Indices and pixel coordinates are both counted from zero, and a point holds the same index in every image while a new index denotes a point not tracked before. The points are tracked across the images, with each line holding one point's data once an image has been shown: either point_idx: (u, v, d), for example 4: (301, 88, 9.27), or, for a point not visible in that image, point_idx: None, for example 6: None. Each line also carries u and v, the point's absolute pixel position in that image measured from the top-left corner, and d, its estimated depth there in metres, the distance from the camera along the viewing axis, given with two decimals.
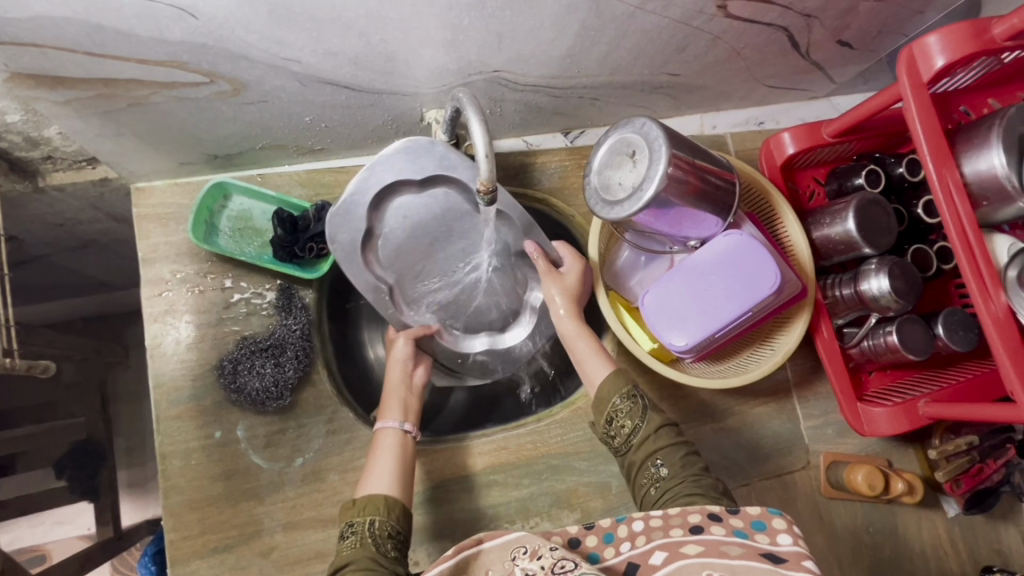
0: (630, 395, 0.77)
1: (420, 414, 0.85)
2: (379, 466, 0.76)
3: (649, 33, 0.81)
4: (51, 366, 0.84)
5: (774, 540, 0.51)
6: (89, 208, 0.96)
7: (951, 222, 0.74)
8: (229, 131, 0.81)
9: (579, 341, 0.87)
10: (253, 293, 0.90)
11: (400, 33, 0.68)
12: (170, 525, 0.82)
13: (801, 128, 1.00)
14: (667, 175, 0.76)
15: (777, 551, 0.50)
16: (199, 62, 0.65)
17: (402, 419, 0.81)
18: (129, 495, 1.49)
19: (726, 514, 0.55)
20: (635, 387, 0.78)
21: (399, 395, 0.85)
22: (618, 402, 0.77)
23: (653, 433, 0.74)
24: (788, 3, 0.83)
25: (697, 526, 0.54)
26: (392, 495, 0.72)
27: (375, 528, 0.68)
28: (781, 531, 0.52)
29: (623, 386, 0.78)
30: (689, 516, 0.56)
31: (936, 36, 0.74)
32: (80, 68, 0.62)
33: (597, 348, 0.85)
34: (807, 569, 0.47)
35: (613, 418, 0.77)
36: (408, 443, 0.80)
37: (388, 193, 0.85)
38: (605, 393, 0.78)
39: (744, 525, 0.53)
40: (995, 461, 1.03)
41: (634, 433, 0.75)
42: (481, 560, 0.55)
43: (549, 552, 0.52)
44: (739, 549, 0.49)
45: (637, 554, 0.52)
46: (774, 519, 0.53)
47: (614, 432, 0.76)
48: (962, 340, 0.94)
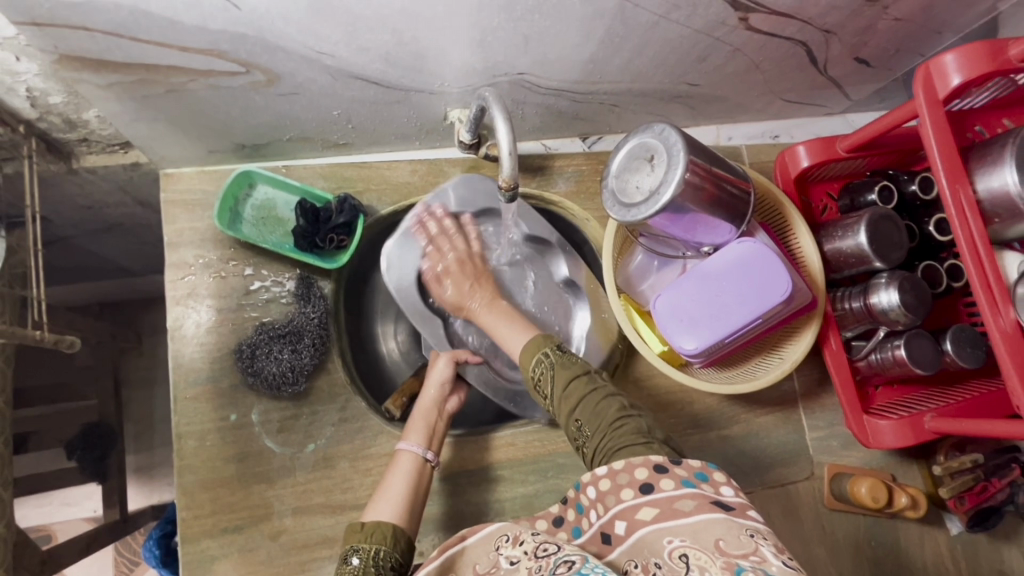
0: (545, 358, 0.76)
1: (444, 443, 0.85)
2: (391, 487, 0.76)
3: (671, 42, 0.83)
4: (76, 342, 0.86)
5: (717, 490, 0.56)
6: (117, 192, 0.99)
7: (963, 237, 0.75)
8: (259, 121, 0.84)
9: (495, 326, 0.86)
10: (272, 281, 0.92)
11: (430, 32, 0.70)
12: (183, 504, 0.84)
13: (816, 142, 1.02)
14: (684, 180, 0.77)
15: (725, 501, 0.54)
16: (238, 52, 0.67)
17: (426, 447, 0.81)
18: (135, 480, 1.51)
19: (671, 465, 0.59)
20: (549, 347, 0.77)
21: (427, 420, 0.85)
22: (533, 369, 0.77)
23: (569, 392, 0.73)
24: (808, 18, 0.84)
25: (646, 483, 0.58)
26: (399, 525, 0.72)
27: (378, 556, 0.68)
28: (722, 484, 0.57)
29: (534, 353, 0.77)
30: (636, 471, 0.59)
31: (952, 55, 0.76)
32: (123, 52, 0.64)
33: (511, 321, 0.85)
34: (753, 517, 0.52)
35: (536, 385, 0.76)
36: (427, 471, 0.80)
37: (445, 229, 0.98)
38: (524, 366, 0.78)
39: (689, 476, 0.58)
40: (999, 480, 1.02)
41: (555, 396, 0.74)
42: (466, 555, 0.61)
43: (530, 536, 0.58)
44: (692, 503, 0.54)
45: (604, 524, 0.59)
46: (713, 472, 0.58)
47: (542, 398, 0.76)
48: (970, 358, 0.94)
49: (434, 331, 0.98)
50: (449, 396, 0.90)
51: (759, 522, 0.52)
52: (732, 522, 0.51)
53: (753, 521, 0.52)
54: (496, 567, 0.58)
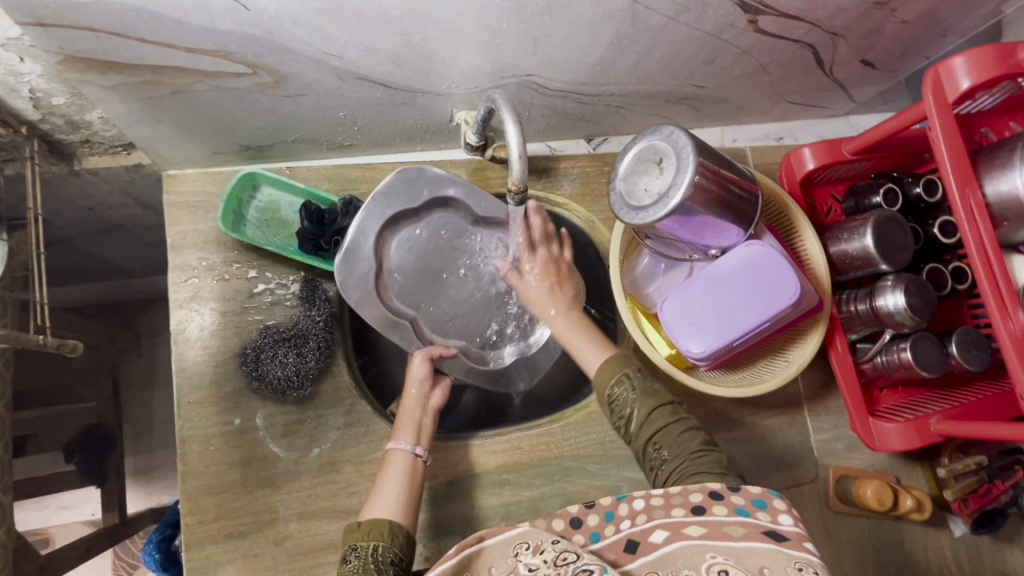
0: (624, 380, 0.77)
1: (433, 438, 0.85)
2: (387, 485, 0.77)
3: (679, 44, 0.83)
4: (79, 346, 0.85)
5: (776, 519, 0.56)
6: (118, 193, 0.98)
7: (972, 241, 0.75)
8: (265, 123, 0.83)
9: (575, 342, 0.86)
10: (277, 284, 0.91)
11: (440, 33, 0.69)
12: (187, 510, 0.83)
13: (821, 144, 1.02)
14: (692, 183, 0.77)
15: (780, 530, 0.55)
16: (245, 53, 0.66)
17: (414, 443, 0.81)
18: (134, 483, 1.50)
19: (728, 491, 0.60)
20: (630, 368, 0.79)
21: (413, 417, 0.85)
22: (612, 388, 0.78)
23: (649, 417, 0.74)
24: (816, 21, 0.84)
25: (699, 505, 0.59)
26: (397, 521, 0.72)
27: (377, 552, 0.68)
28: (782, 511, 0.57)
29: (614, 372, 0.79)
30: (690, 495, 0.60)
31: (961, 58, 0.76)
32: (129, 53, 0.63)
33: (597, 343, 0.85)
34: (808, 549, 0.52)
35: (612, 405, 0.78)
36: (418, 468, 0.80)
37: (391, 227, 0.90)
38: (602, 383, 0.79)
39: (745, 502, 0.58)
40: (1003, 482, 1.02)
41: (632, 419, 0.75)
42: (483, 557, 0.60)
43: (550, 546, 0.58)
44: (741, 531, 0.55)
45: (638, 532, 0.59)
46: (774, 500, 0.58)
47: (617, 419, 0.77)
48: (975, 360, 0.94)
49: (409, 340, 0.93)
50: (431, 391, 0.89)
51: (813, 555, 0.51)
52: (781, 554, 0.51)
53: (807, 553, 0.51)
54: (514, 573, 0.57)
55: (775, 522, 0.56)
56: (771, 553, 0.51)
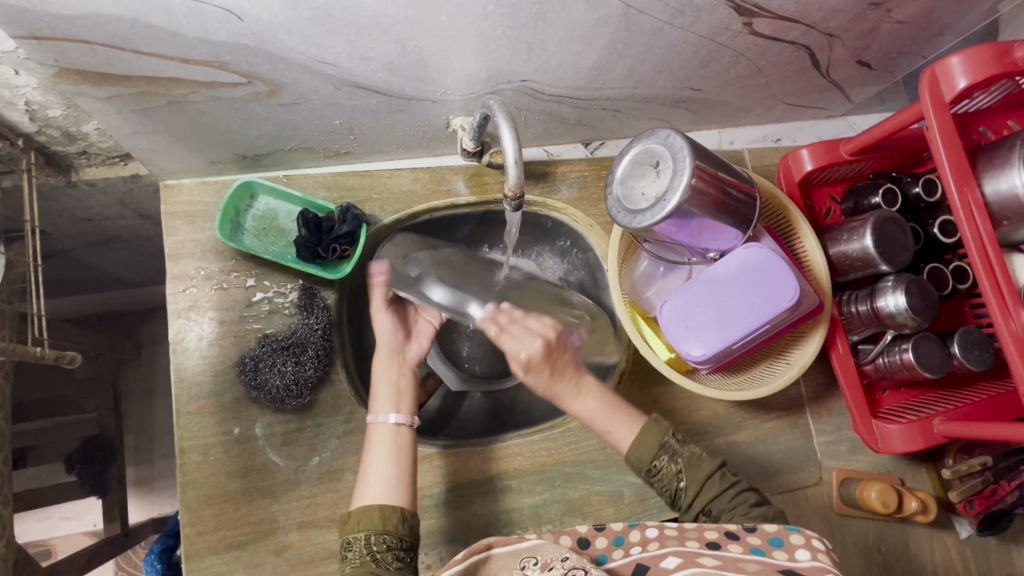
0: (665, 454, 0.78)
1: (413, 399, 0.84)
2: (373, 475, 0.75)
3: (674, 48, 0.83)
4: (77, 357, 0.85)
5: (793, 556, 0.57)
6: (116, 204, 0.98)
7: (971, 240, 0.75)
8: (261, 132, 0.83)
9: (595, 416, 0.82)
10: (275, 292, 0.91)
11: (434, 41, 0.69)
12: (186, 520, 0.82)
13: (819, 145, 1.02)
14: (690, 186, 0.77)
15: (795, 566, 0.55)
16: (240, 63, 0.66)
17: (393, 411, 0.81)
18: (136, 493, 1.50)
19: (744, 532, 0.61)
20: (667, 436, 0.79)
21: (392, 381, 0.84)
22: (655, 464, 0.77)
23: (699, 488, 0.76)
24: (811, 22, 0.84)
25: (715, 541, 0.60)
26: (390, 504, 0.72)
27: (371, 542, 0.68)
28: (799, 546, 0.58)
29: (654, 445, 0.78)
30: (706, 531, 0.61)
31: (958, 57, 0.75)
32: (124, 65, 0.63)
33: (621, 414, 0.82)
34: None
35: (656, 479, 0.78)
36: (405, 435, 0.80)
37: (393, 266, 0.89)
38: (642, 457, 0.78)
39: (762, 542, 0.59)
40: (1009, 483, 1.01)
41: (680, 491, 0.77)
42: (491, 564, 0.60)
43: (560, 563, 0.57)
44: (756, 566, 0.55)
45: (648, 557, 0.58)
46: (790, 536, 0.59)
47: (661, 490, 0.78)
48: (978, 360, 0.94)
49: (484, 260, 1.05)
50: (404, 347, 0.88)
51: None
52: None
53: None
54: None
55: (793, 558, 0.57)
56: None
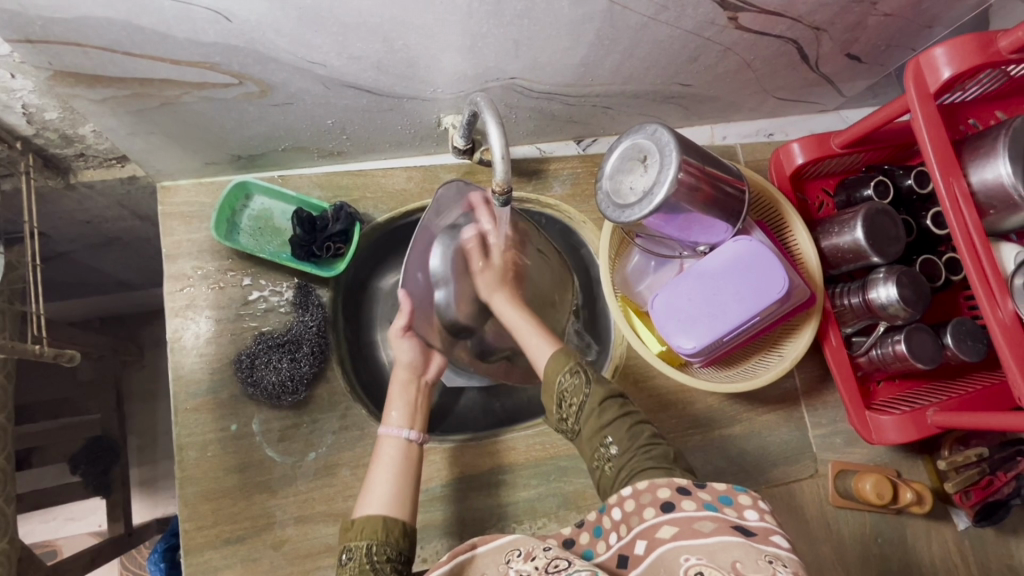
0: (574, 372, 0.78)
1: (427, 415, 0.84)
2: (375, 482, 0.74)
3: (661, 44, 0.84)
4: (77, 356, 0.86)
5: (742, 515, 0.56)
6: (115, 206, 1.00)
7: (958, 230, 0.75)
8: (254, 132, 0.84)
9: (525, 332, 0.87)
10: (270, 291, 0.92)
11: (421, 39, 0.70)
12: (185, 516, 0.84)
13: (810, 139, 1.02)
14: (677, 180, 0.78)
15: (746, 525, 0.55)
16: (230, 64, 0.68)
17: (407, 427, 0.80)
18: (140, 493, 1.51)
19: (695, 488, 0.60)
20: (579, 363, 0.79)
21: (407, 398, 0.84)
22: (562, 382, 0.77)
23: (599, 407, 0.75)
24: (798, 16, 0.85)
25: (668, 502, 0.59)
26: (391, 515, 0.70)
27: (372, 552, 0.67)
28: (747, 507, 0.57)
29: (564, 364, 0.78)
30: (658, 491, 0.61)
31: (942, 48, 0.76)
32: (117, 67, 0.65)
33: (544, 334, 0.86)
34: (775, 543, 0.52)
35: (561, 398, 0.77)
36: (413, 452, 0.79)
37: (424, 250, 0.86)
38: (550, 372, 0.78)
39: (712, 498, 0.58)
40: (1006, 474, 1.00)
41: (582, 409, 0.76)
42: (477, 563, 0.61)
43: (542, 552, 0.59)
44: (711, 525, 0.55)
45: (624, 546, 0.59)
46: (739, 496, 0.58)
47: (563, 412, 0.77)
48: (971, 351, 0.94)
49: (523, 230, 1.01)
50: (425, 365, 0.88)
51: (779, 548, 0.51)
52: (751, 547, 0.51)
53: (773, 547, 0.52)
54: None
55: (741, 517, 0.56)
56: (742, 544, 0.51)
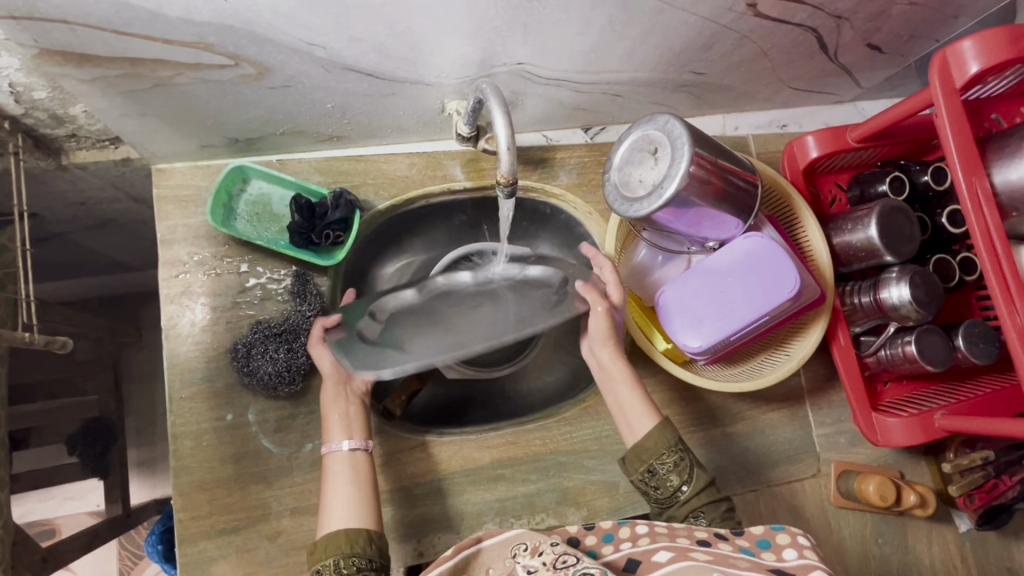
0: (677, 452, 0.77)
1: (364, 422, 0.82)
2: (332, 497, 0.74)
3: (676, 30, 0.80)
4: (69, 342, 0.84)
5: (780, 555, 0.57)
6: (110, 187, 0.97)
7: (979, 232, 0.72)
8: (251, 115, 0.81)
9: (620, 387, 0.83)
10: (268, 278, 0.90)
11: (425, 21, 0.67)
12: (179, 505, 0.82)
13: (825, 132, 0.99)
14: (688, 174, 0.75)
15: (783, 566, 0.55)
16: (225, 45, 0.65)
17: (347, 439, 0.79)
18: (138, 473, 1.51)
19: (732, 535, 0.61)
20: (682, 443, 0.78)
21: (339, 411, 0.81)
22: (663, 463, 0.76)
23: (700, 489, 0.75)
24: (819, 4, 0.81)
25: (705, 540, 0.59)
26: (353, 526, 0.71)
27: (340, 567, 0.67)
28: (786, 546, 0.58)
29: (668, 442, 0.77)
30: (695, 531, 0.61)
31: (970, 41, 0.73)
32: (106, 46, 0.62)
33: (641, 397, 0.82)
34: None
35: (659, 471, 0.76)
36: (360, 459, 0.78)
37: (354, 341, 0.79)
38: (654, 448, 0.77)
39: (750, 544, 0.60)
40: (1010, 478, 1.01)
41: (680, 489, 0.76)
42: (481, 559, 0.60)
43: (550, 548, 0.57)
44: (747, 563, 0.55)
45: (639, 552, 0.58)
46: (778, 536, 0.60)
47: (656, 486, 0.76)
48: (982, 353, 0.92)
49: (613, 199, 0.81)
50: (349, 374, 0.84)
51: None
52: None
53: None
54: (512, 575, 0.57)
55: (780, 558, 0.57)
56: None
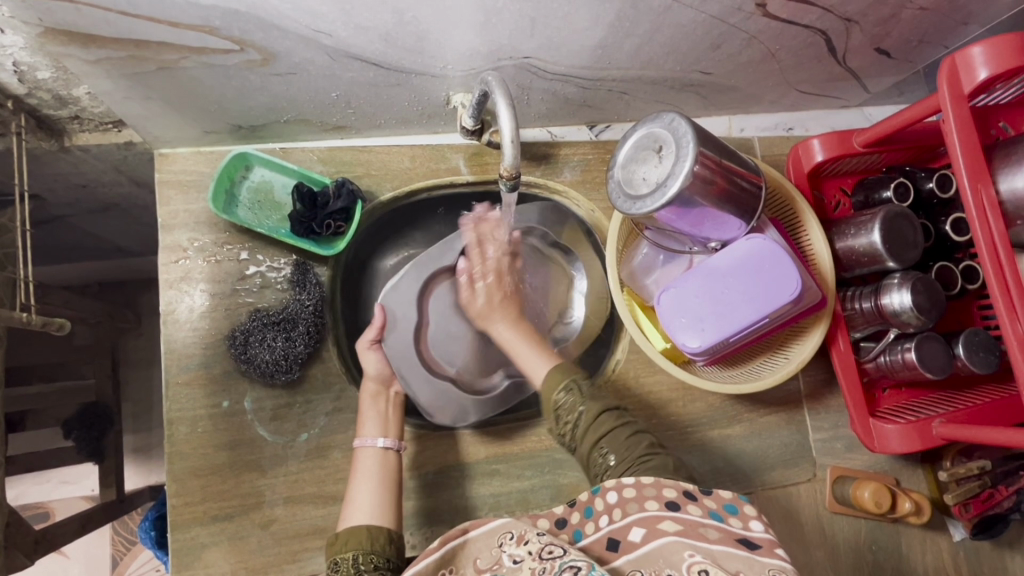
0: (568, 387, 0.78)
1: (400, 422, 0.87)
2: (360, 490, 0.78)
3: (684, 28, 0.80)
4: (67, 324, 0.83)
5: (748, 526, 0.56)
6: (112, 171, 0.97)
7: (983, 240, 0.72)
8: (256, 102, 0.81)
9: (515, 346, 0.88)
10: (268, 267, 0.90)
11: (433, 12, 0.67)
12: (173, 491, 0.82)
13: (831, 135, 0.98)
14: (692, 173, 0.75)
15: (751, 536, 0.55)
16: (230, 29, 0.64)
17: (381, 436, 0.83)
18: (133, 459, 1.51)
19: (700, 494, 0.59)
20: (574, 379, 0.79)
21: (378, 408, 0.86)
22: (557, 398, 0.78)
23: (594, 421, 0.75)
24: (829, 6, 0.81)
25: (674, 501, 0.58)
26: (376, 525, 0.73)
27: (359, 562, 0.69)
28: (752, 516, 0.57)
29: (559, 381, 0.79)
30: (664, 489, 0.60)
31: (980, 47, 0.72)
32: (111, 27, 0.62)
33: (538, 350, 0.87)
34: (778, 556, 0.53)
35: (558, 412, 0.78)
36: (390, 459, 0.82)
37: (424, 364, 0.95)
38: (548, 390, 0.80)
39: (717, 507, 0.58)
40: (1007, 488, 1.00)
41: (578, 425, 0.76)
42: (468, 549, 0.60)
43: (536, 537, 0.57)
44: (716, 533, 0.54)
45: (617, 529, 0.57)
46: (744, 505, 0.58)
47: (561, 429, 0.78)
48: (982, 362, 0.92)
49: (619, 198, 0.81)
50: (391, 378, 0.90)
51: (781, 561, 0.52)
52: (754, 561, 0.52)
53: (775, 559, 0.52)
54: (499, 564, 0.56)
55: (747, 528, 0.56)
56: (746, 560, 0.51)
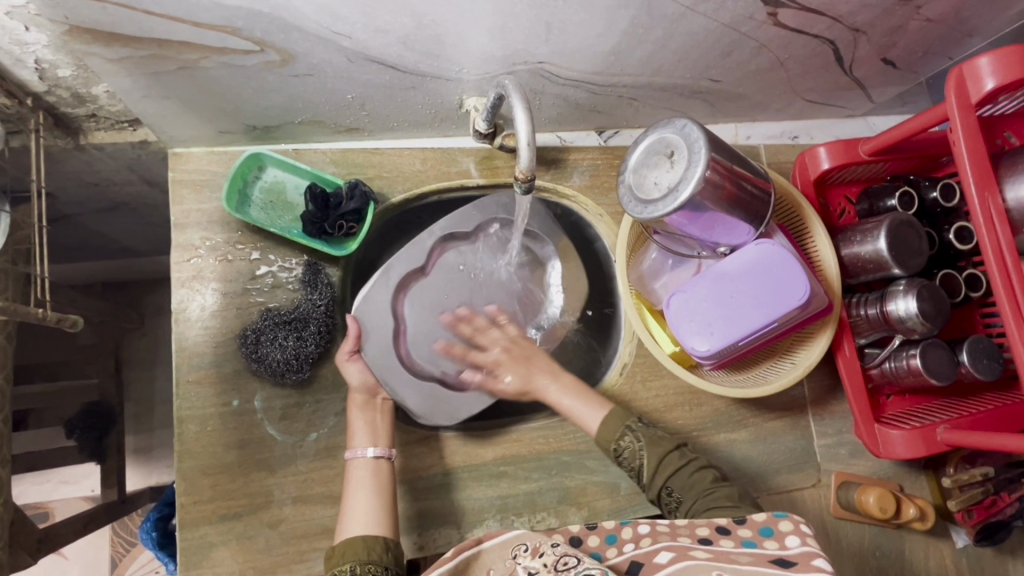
0: (627, 431, 0.81)
1: (389, 430, 0.86)
2: (355, 499, 0.78)
3: (695, 36, 0.81)
4: (79, 321, 0.84)
5: (783, 543, 0.57)
6: (124, 170, 0.97)
7: (990, 247, 0.73)
8: (272, 103, 0.82)
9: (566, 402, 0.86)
10: (279, 267, 0.90)
11: (451, 15, 0.68)
12: (182, 490, 0.82)
13: (837, 143, 1.00)
14: (704, 178, 0.75)
15: (786, 554, 0.55)
16: (252, 30, 0.65)
17: (371, 447, 0.82)
18: (134, 460, 1.50)
19: (734, 526, 0.61)
20: (632, 421, 0.83)
21: (365, 418, 0.85)
22: (619, 442, 0.81)
23: (660, 461, 0.79)
24: (838, 16, 0.82)
25: (707, 538, 0.60)
26: (373, 533, 0.74)
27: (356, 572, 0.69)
28: (788, 533, 0.58)
29: (617, 425, 0.82)
30: (697, 529, 0.62)
31: (987, 58, 0.73)
32: (135, 27, 0.62)
33: (586, 399, 0.86)
34: (817, 567, 0.53)
35: (621, 455, 0.81)
36: (384, 468, 0.82)
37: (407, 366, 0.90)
38: (608, 437, 0.81)
39: (753, 534, 0.60)
40: (1009, 495, 1.02)
41: (643, 466, 0.79)
42: (482, 559, 0.59)
43: (550, 549, 0.57)
44: (748, 558, 0.55)
45: (641, 554, 0.58)
46: (780, 523, 0.60)
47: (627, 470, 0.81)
48: (986, 370, 0.93)
49: (630, 203, 0.81)
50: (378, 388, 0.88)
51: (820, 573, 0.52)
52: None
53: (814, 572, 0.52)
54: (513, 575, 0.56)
55: (783, 546, 0.57)
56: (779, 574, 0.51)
